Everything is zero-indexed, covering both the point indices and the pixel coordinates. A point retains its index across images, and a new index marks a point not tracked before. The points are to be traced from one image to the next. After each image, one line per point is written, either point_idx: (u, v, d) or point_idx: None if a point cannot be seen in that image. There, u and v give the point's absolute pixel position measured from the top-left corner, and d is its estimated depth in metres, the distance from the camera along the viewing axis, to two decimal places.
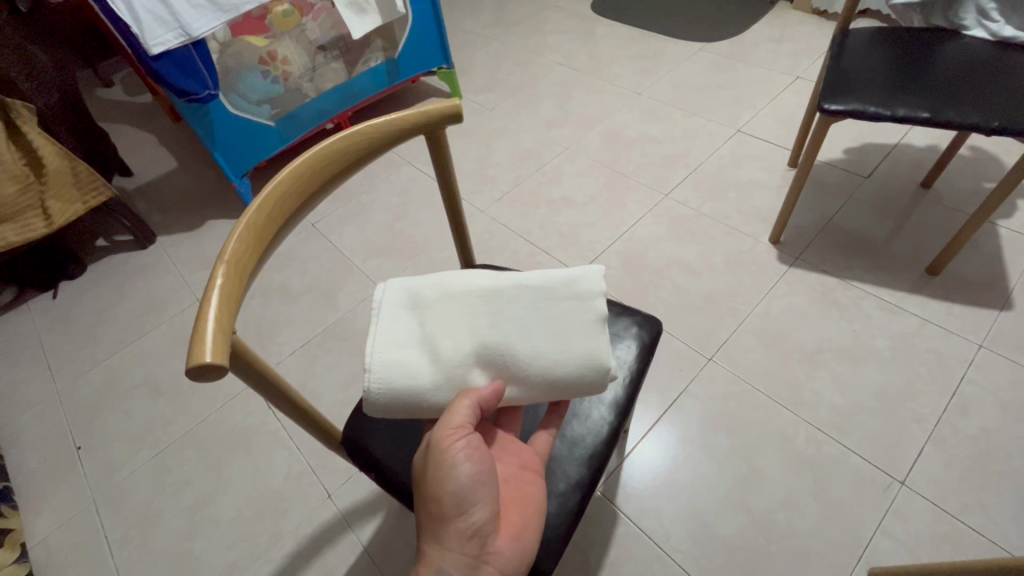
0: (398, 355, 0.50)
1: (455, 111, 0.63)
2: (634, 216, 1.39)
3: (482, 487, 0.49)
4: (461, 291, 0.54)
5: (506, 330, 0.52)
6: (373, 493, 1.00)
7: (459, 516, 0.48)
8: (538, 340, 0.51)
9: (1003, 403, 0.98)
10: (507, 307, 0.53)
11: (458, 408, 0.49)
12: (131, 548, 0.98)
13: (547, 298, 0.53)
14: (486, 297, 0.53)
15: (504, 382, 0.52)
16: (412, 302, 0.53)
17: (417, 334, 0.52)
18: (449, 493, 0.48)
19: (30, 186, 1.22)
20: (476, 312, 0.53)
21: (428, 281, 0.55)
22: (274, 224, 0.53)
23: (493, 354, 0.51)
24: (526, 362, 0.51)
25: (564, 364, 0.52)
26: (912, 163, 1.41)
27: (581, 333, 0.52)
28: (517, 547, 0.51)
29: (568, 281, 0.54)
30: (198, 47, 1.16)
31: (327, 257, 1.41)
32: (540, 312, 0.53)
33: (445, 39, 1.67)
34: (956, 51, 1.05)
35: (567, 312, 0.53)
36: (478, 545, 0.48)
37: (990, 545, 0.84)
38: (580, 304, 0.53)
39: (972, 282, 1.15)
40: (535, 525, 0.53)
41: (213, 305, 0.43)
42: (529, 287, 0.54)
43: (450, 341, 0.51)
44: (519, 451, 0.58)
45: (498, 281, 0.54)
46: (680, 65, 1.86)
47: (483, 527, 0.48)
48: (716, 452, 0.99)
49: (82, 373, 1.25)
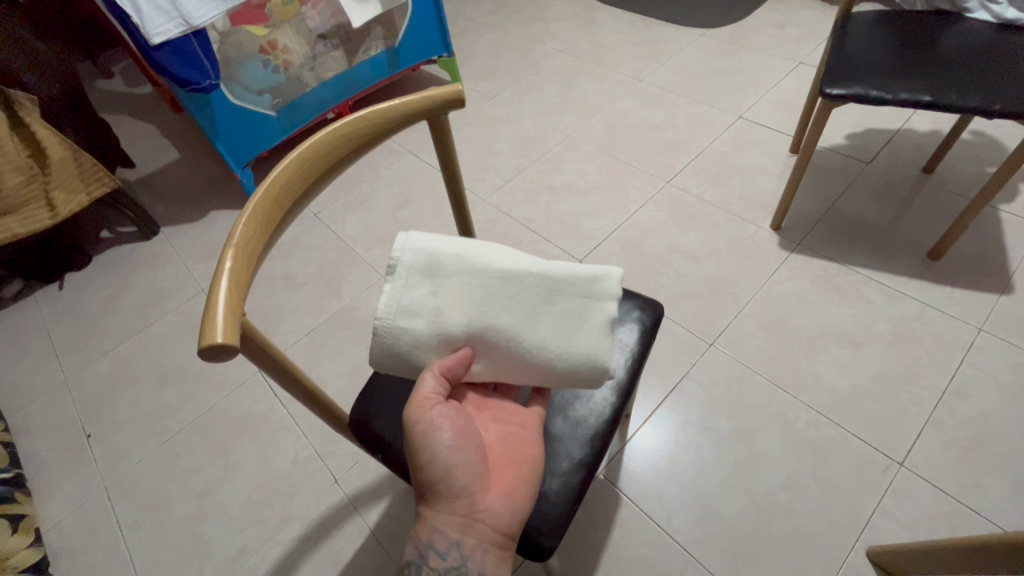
0: (406, 321, 0.50)
1: (456, 96, 0.63)
2: (636, 204, 1.40)
3: (459, 453, 0.51)
4: (483, 267, 0.51)
5: (525, 318, 0.50)
6: (379, 477, 1.02)
7: (442, 478, 0.50)
8: (552, 332, 0.50)
9: (1002, 385, 0.99)
10: (528, 292, 0.50)
11: (424, 381, 0.50)
12: (143, 533, 1.00)
13: (575, 292, 0.51)
14: (509, 278, 0.50)
15: (508, 363, 0.52)
16: (430, 270, 0.50)
17: (428, 304, 0.50)
18: (425, 463, 0.50)
19: (33, 177, 1.22)
20: (495, 290, 0.50)
21: (451, 246, 0.51)
22: (280, 208, 0.53)
23: (502, 338, 0.50)
24: (535, 355, 0.51)
25: (573, 362, 0.51)
26: (916, 148, 1.40)
27: (600, 337, 0.51)
28: (509, 505, 0.52)
29: (601, 276, 0.51)
30: (198, 37, 1.16)
31: (330, 245, 1.42)
32: (562, 305, 0.51)
33: (445, 28, 1.66)
34: (958, 34, 1.04)
35: (590, 310, 0.51)
36: (467, 506, 0.50)
37: (986, 524, 0.86)
38: (603, 305, 0.51)
39: (972, 265, 1.16)
40: (530, 482, 0.55)
41: (222, 287, 0.44)
42: (557, 277, 0.51)
43: (461, 316, 0.50)
44: (522, 414, 0.59)
45: (526, 265, 0.51)
46: (681, 51, 1.85)
47: (467, 488, 0.50)
48: (717, 435, 1.00)
49: (90, 362, 1.27)
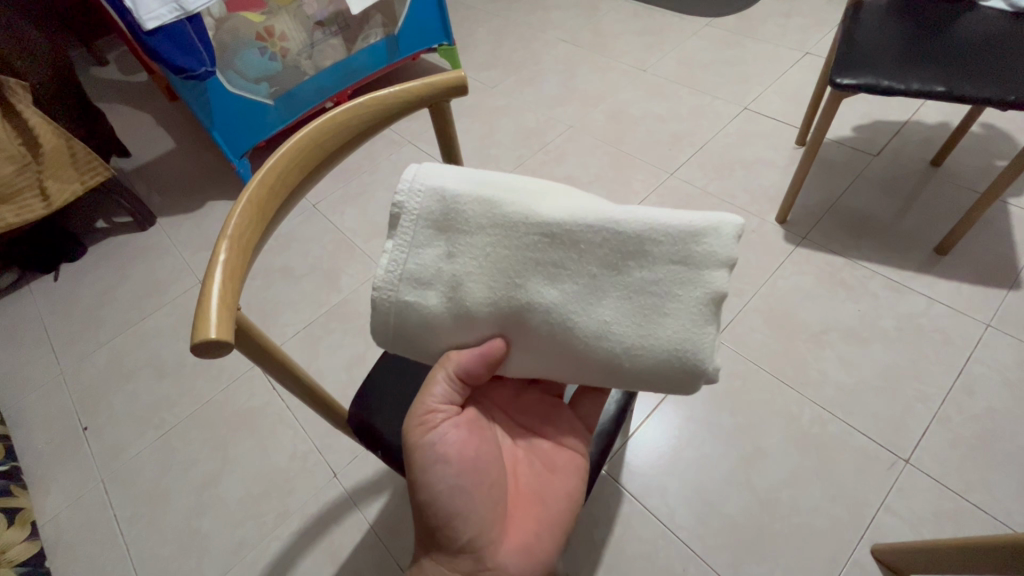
0: (417, 294, 0.46)
1: (461, 83, 0.61)
2: (639, 196, 1.38)
3: (463, 495, 0.48)
4: (516, 219, 0.44)
5: (569, 290, 0.44)
6: (379, 472, 1.00)
7: (444, 526, 0.48)
8: (607, 312, 0.44)
9: (1010, 382, 0.98)
10: (572, 253, 0.43)
11: (433, 387, 0.49)
12: (141, 526, 1.00)
13: (642, 257, 0.42)
14: (549, 234, 0.43)
15: (544, 347, 0.47)
16: (447, 224, 0.45)
17: (444, 267, 0.45)
18: (427, 505, 0.48)
19: (26, 166, 1.20)
20: (530, 249, 0.44)
21: (475, 195, 0.45)
22: (278, 198, 0.52)
23: (538, 313, 0.45)
24: (584, 337, 0.44)
25: (641, 349, 0.43)
26: (923, 141, 1.38)
27: (676, 317, 0.42)
28: (524, 561, 0.49)
29: (686, 236, 0.41)
30: (192, 22, 1.12)
31: (329, 237, 1.40)
32: (622, 271, 0.43)
33: (446, 15, 1.63)
34: (972, 23, 1.02)
35: (662, 282, 0.42)
36: (473, 561, 0.48)
37: (992, 522, 0.85)
38: (685, 277, 0.42)
39: (980, 260, 1.14)
40: (545, 530, 0.51)
41: (215, 282, 0.42)
42: (615, 234, 0.42)
43: (489, 283, 0.45)
44: (540, 447, 0.57)
45: (573, 217, 0.43)
46: (686, 41, 1.81)
47: (473, 541, 0.48)
48: (722, 432, 0.99)
49: (86, 354, 1.25)
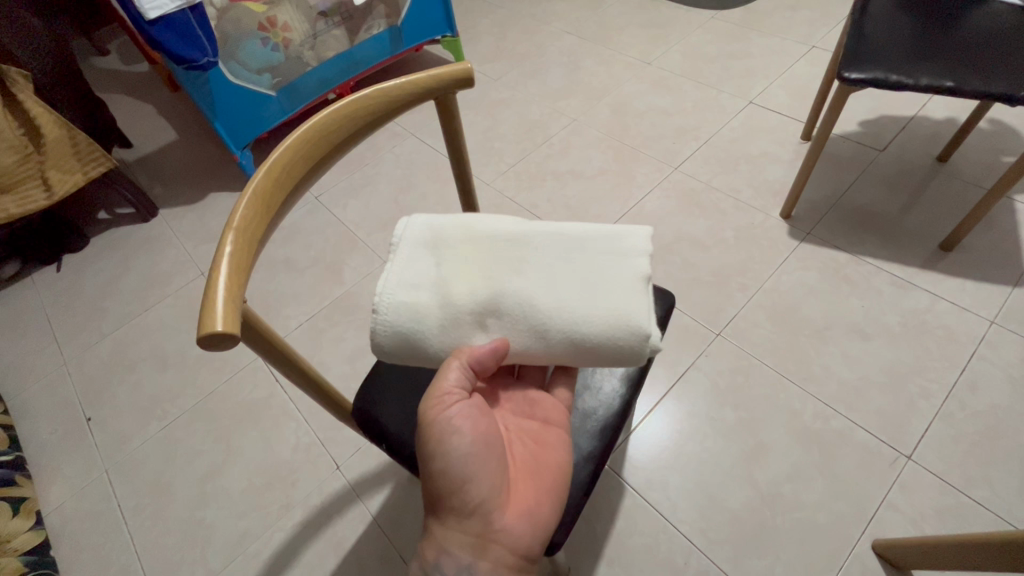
0: (407, 295, 0.46)
1: (465, 74, 0.60)
2: (642, 190, 1.37)
3: (478, 461, 0.49)
4: (482, 230, 0.49)
5: (536, 278, 0.46)
6: (382, 464, 1.01)
7: (456, 491, 0.48)
8: (577, 293, 0.45)
9: (1014, 379, 0.98)
10: (534, 252, 0.47)
11: (450, 373, 0.46)
12: (144, 516, 1.00)
13: (590, 250, 0.48)
14: (513, 242, 0.48)
15: (526, 331, 0.46)
16: (432, 242, 0.49)
17: (430, 274, 0.47)
18: (440, 471, 0.48)
19: (28, 156, 1.19)
20: (500, 251, 0.48)
21: (452, 220, 0.50)
22: (283, 189, 0.51)
23: (513, 301, 0.45)
24: (557, 316, 0.45)
25: (612, 321, 0.44)
26: (930, 136, 1.37)
27: (632, 290, 0.45)
28: (532, 525, 0.50)
29: (619, 235, 0.48)
30: (195, 11, 1.11)
31: (332, 229, 1.39)
32: (580, 262, 0.47)
33: (450, 7, 1.61)
34: (983, 19, 1.00)
35: (612, 264, 0.46)
36: (482, 524, 0.48)
37: (995, 520, 0.85)
38: (633, 260, 0.47)
39: (986, 256, 1.14)
40: (552, 501, 0.52)
41: (222, 272, 0.42)
42: (567, 236, 0.48)
43: (466, 280, 0.46)
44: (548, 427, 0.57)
45: (529, 228, 0.49)
46: (691, 34, 1.80)
47: (483, 504, 0.48)
48: (723, 425, 1.00)
49: (89, 346, 1.25)
